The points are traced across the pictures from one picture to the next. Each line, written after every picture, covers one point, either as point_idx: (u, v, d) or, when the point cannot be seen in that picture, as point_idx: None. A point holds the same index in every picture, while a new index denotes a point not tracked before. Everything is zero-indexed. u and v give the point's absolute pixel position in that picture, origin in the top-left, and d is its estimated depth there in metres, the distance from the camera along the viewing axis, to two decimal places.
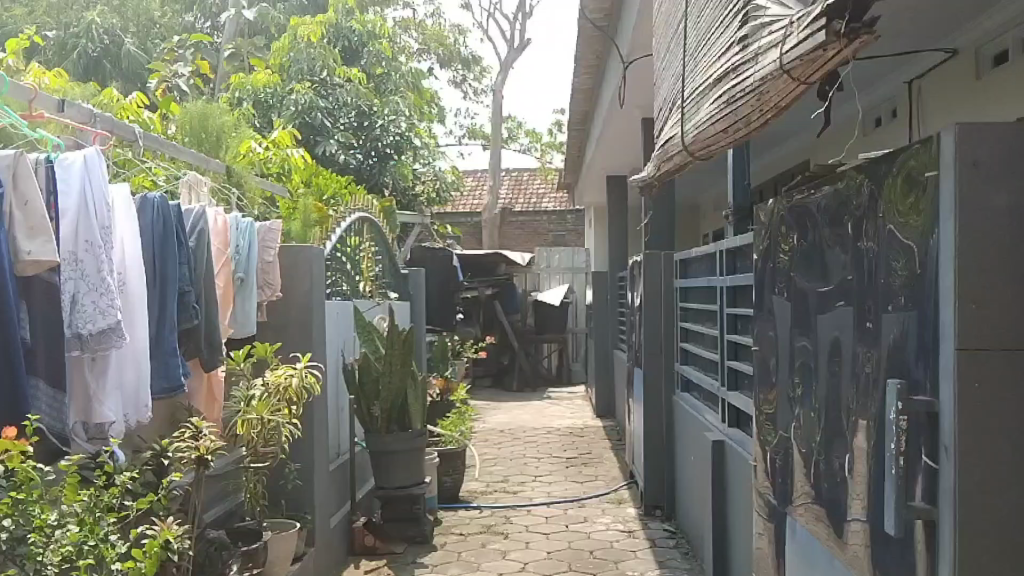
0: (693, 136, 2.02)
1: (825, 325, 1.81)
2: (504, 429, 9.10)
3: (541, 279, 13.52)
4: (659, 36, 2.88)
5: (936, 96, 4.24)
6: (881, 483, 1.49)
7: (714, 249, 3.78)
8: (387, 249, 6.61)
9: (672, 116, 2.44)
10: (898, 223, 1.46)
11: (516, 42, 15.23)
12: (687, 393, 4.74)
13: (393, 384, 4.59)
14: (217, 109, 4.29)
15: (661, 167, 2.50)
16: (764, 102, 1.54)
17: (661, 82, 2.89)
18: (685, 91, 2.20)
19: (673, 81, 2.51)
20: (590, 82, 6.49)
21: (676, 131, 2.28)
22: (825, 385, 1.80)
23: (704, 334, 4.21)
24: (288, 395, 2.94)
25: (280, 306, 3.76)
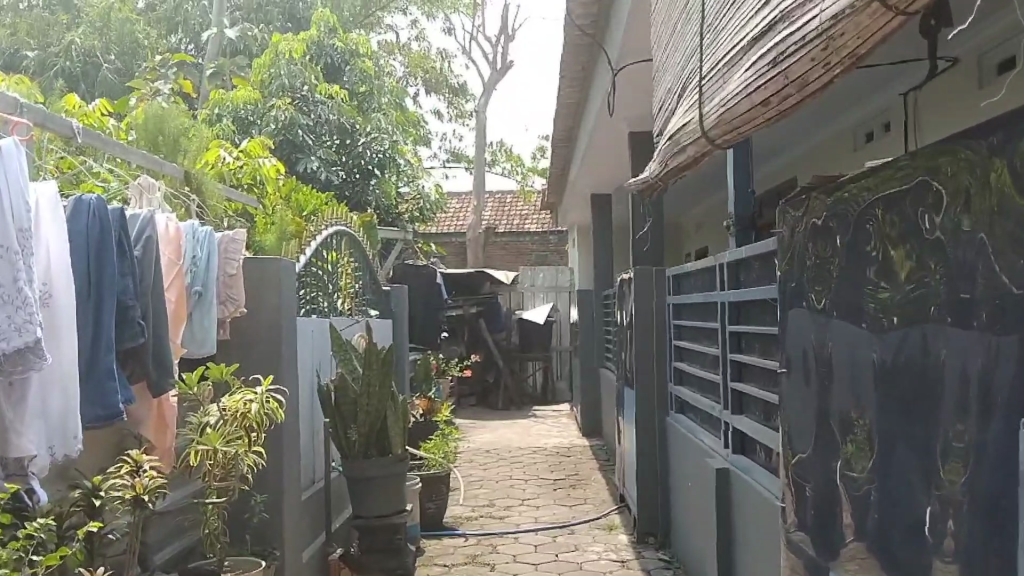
0: (717, 115, 1.72)
1: (898, 347, 1.54)
2: (490, 450, 8.81)
3: (525, 297, 13.29)
4: (664, 26, 2.61)
5: (936, 108, 4.00)
6: (998, 542, 1.21)
7: (713, 262, 3.51)
8: (367, 266, 6.31)
9: (685, 101, 2.15)
10: (1008, 219, 1.18)
11: (499, 65, 15.03)
12: (682, 415, 4.46)
13: (372, 409, 4.28)
14: (174, 112, 4.02)
15: (670, 162, 2.22)
16: (833, 53, 1.23)
17: (664, 73, 2.62)
18: (705, 70, 1.91)
19: (685, 63, 2.23)
20: (576, 97, 6.24)
21: (692, 115, 1.99)
22: (898, 419, 1.53)
23: (702, 356, 3.93)
24: (246, 422, 2.61)
25: (245, 323, 3.46)
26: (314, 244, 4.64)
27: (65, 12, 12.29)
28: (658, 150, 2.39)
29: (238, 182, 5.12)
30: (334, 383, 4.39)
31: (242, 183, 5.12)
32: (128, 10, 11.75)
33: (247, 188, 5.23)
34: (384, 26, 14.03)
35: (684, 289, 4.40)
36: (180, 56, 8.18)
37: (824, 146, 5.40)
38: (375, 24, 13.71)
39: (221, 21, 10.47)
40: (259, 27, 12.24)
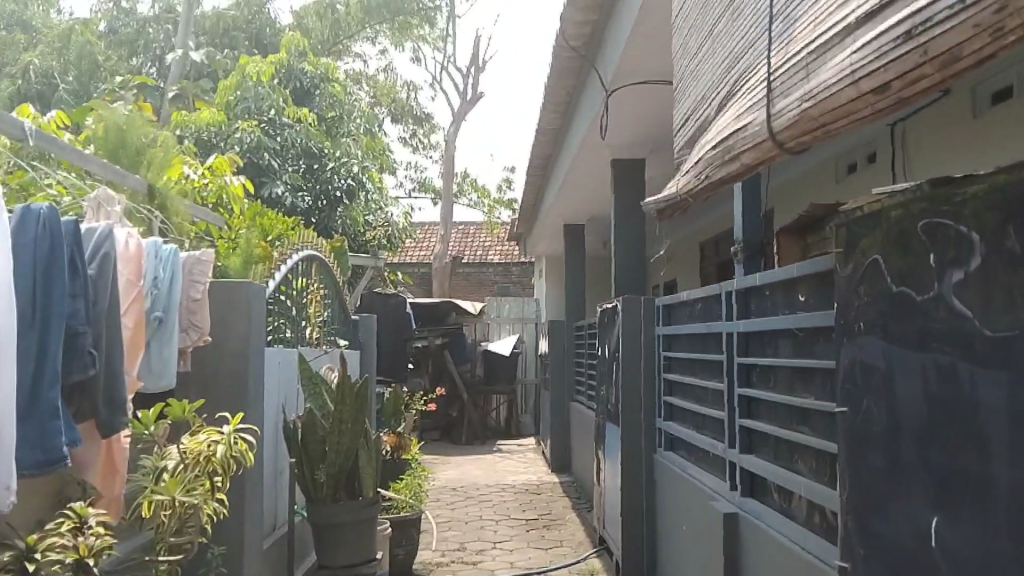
0: (808, 106, 1.53)
1: (1008, 391, 1.33)
2: (456, 486, 8.48)
3: (491, 328, 13.05)
4: (697, 37, 2.46)
5: (922, 140, 3.80)
6: None
7: (716, 291, 3.28)
8: (337, 294, 6.01)
9: (736, 106, 1.95)
10: None
11: (468, 95, 14.88)
12: (671, 454, 4.21)
13: (342, 448, 3.96)
14: (138, 120, 3.78)
15: (716, 174, 2.01)
16: (1014, 13, 1.05)
17: (697, 85, 2.45)
18: (773, 66, 1.73)
19: (737, 68, 2.05)
20: (556, 124, 6.05)
21: (748, 118, 1.80)
22: (1012, 476, 1.32)
23: (697, 391, 3.69)
24: (209, 466, 2.30)
25: (207, 351, 3.16)
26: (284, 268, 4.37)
27: (25, 35, 11.90)
28: (692, 161, 2.20)
29: (202, 201, 4.77)
30: (300, 417, 4.06)
31: (206, 202, 4.78)
32: (87, 29, 11.38)
33: (212, 207, 4.87)
34: (350, 54, 13.82)
35: (676, 320, 4.16)
36: (144, 76, 7.90)
37: (807, 176, 5.20)
38: (344, 53, 13.53)
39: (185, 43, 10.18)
40: (223, 52, 11.95)
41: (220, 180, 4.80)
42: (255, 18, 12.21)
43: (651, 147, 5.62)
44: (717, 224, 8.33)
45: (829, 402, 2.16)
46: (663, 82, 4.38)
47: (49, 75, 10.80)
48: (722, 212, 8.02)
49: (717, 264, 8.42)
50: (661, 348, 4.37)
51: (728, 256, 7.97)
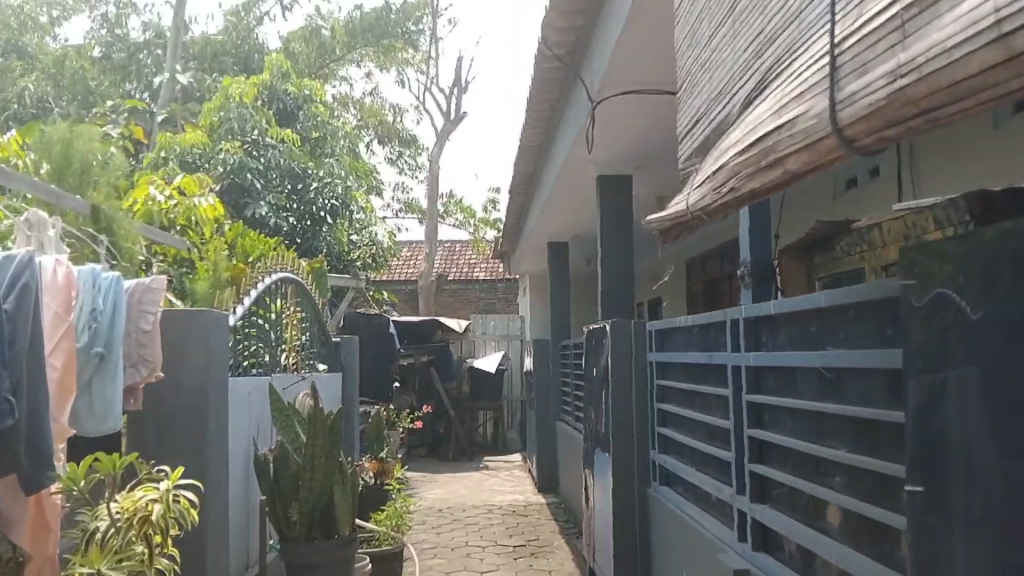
0: (910, 84, 1.10)
1: None
2: (442, 508, 8.00)
3: (477, 346, 12.76)
4: (719, 27, 2.12)
5: (931, 153, 3.59)
6: None
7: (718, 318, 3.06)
8: (316, 317, 5.75)
9: (779, 97, 1.56)
10: None
11: (452, 115, 14.66)
12: (667, 490, 3.97)
13: (316, 484, 3.66)
14: (88, 133, 3.55)
15: (752, 183, 1.61)
16: None
17: (719, 79, 2.10)
18: (835, 43, 1.35)
19: (780, 54, 1.67)
20: (539, 140, 5.81)
21: (790, 112, 1.44)
22: None
23: (695, 425, 3.46)
24: (142, 530, 2.02)
25: (159, 392, 2.89)
26: (255, 293, 4.11)
27: (17, 57, 11.64)
28: (710, 169, 1.85)
29: (169, 223, 4.42)
30: (270, 452, 3.73)
31: (173, 224, 4.43)
32: (75, 54, 11.14)
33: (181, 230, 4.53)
34: (337, 78, 13.62)
35: (671, 346, 3.92)
36: (135, 99, 7.60)
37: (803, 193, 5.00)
38: (332, 77, 13.35)
39: (174, 67, 9.81)
40: (214, 76, 11.69)
41: (190, 200, 4.44)
42: (244, 44, 11.99)
43: (639, 162, 5.37)
44: (705, 242, 8.14)
45: (862, 456, 1.94)
46: (654, 91, 4.12)
47: (44, 100, 10.48)
48: (710, 230, 7.82)
49: (704, 282, 8.23)
50: (656, 376, 4.14)
51: (717, 274, 7.77)
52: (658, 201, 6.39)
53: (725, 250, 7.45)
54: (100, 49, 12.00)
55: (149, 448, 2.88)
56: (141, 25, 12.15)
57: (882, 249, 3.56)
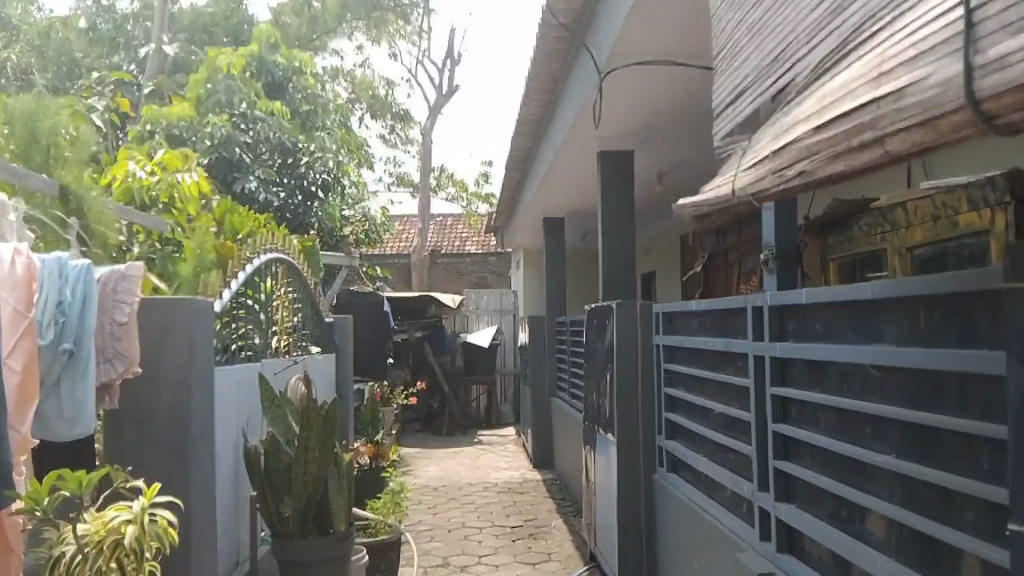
0: None
1: None
2: (438, 487, 7.78)
3: (470, 321, 12.53)
4: None
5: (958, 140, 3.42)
6: None
7: (734, 302, 2.81)
8: (308, 297, 5.49)
9: (871, 63, 1.28)
10: None
11: (445, 87, 14.32)
12: (674, 476, 3.63)
13: (308, 478, 3.41)
14: (53, 109, 3.28)
15: (823, 168, 1.33)
16: None
17: (773, 44, 1.84)
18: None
19: (868, 13, 1.40)
20: (540, 114, 5.52)
21: (897, 81, 1.16)
22: None
23: (702, 415, 3.24)
24: (115, 554, 1.83)
25: (135, 389, 2.68)
26: (241, 278, 3.84)
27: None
28: (767, 150, 1.57)
29: (149, 202, 4.10)
30: (261, 444, 3.50)
31: (154, 204, 4.12)
32: (57, 23, 10.73)
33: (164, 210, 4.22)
34: (328, 50, 13.26)
35: (677, 330, 3.62)
36: (121, 72, 7.25)
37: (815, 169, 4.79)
38: (321, 49, 13.01)
39: (161, 36, 9.43)
40: (200, 48, 11.35)
41: (172, 177, 4.11)
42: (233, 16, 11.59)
43: (643, 137, 5.11)
44: None
45: (920, 467, 1.75)
46: (666, 64, 3.81)
47: (27, 71, 10.10)
48: None
49: (701, 257, 8.02)
50: (662, 360, 3.81)
51: (714, 250, 7.57)
52: (659, 176, 6.15)
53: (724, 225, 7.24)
54: (85, 19, 11.57)
55: (128, 450, 2.68)
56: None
57: (904, 231, 3.41)
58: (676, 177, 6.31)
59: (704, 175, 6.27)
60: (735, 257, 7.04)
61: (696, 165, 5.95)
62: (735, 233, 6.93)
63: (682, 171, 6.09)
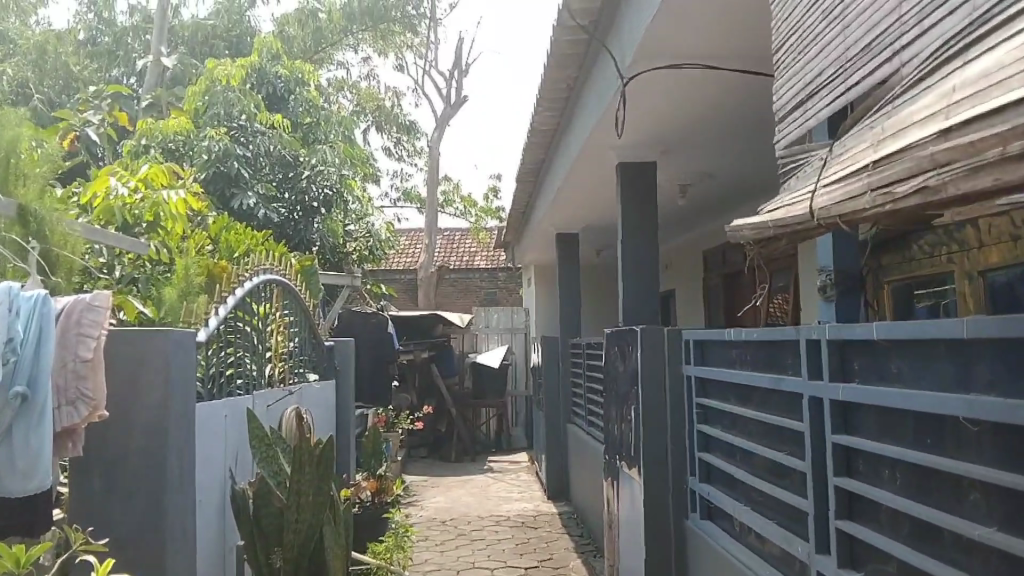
0: None
1: None
2: (446, 520, 7.47)
3: (479, 340, 12.21)
4: None
5: None
6: None
7: (785, 333, 2.52)
8: (305, 321, 5.21)
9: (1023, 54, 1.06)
10: None
11: (453, 98, 14.06)
12: (709, 524, 3.37)
13: (303, 527, 3.13)
14: (17, 121, 3.02)
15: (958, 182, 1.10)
16: None
17: (863, 34, 1.63)
18: None
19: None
20: (554, 124, 5.22)
21: None
22: None
23: (746, 455, 2.95)
24: None
25: (103, 434, 2.49)
26: (229, 302, 3.55)
27: None
28: (868, 163, 1.35)
29: (133, 222, 3.80)
30: (249, 487, 3.21)
31: (138, 224, 3.82)
32: (51, 37, 10.54)
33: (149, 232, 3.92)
34: (332, 63, 13.05)
35: (714, 361, 3.31)
36: (116, 85, 6.99)
37: None
38: (326, 61, 12.77)
39: (159, 49, 9.20)
40: (201, 61, 11.12)
41: (158, 195, 3.82)
42: (235, 27, 11.39)
43: (666, 146, 4.83)
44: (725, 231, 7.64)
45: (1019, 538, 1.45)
46: (697, 67, 3.50)
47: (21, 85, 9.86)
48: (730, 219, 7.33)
49: (723, 273, 7.76)
50: (695, 394, 3.51)
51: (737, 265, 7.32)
52: (682, 190, 5.88)
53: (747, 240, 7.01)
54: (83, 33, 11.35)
55: (97, 501, 2.49)
56: (126, 7, 11.50)
57: (978, 252, 3.16)
58: (701, 189, 6.03)
59: (731, 186, 5.99)
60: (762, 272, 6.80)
61: (722, 176, 5.67)
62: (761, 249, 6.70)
63: (706, 183, 5.82)
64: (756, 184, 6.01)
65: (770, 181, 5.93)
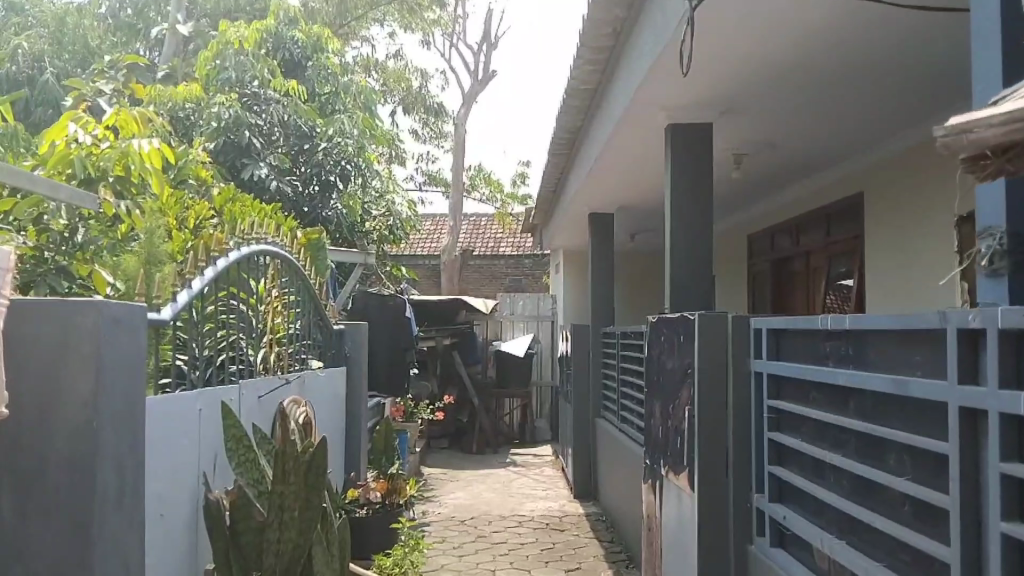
0: None
1: None
2: (465, 518, 6.99)
3: (504, 327, 11.72)
4: None
5: None
6: None
7: (924, 314, 1.82)
8: (309, 295, 4.67)
9: None
10: None
11: (480, 75, 13.50)
12: (780, 553, 2.79)
13: (287, 547, 2.83)
14: None
15: None
16: None
17: None
18: None
19: None
20: (594, 81, 4.65)
21: None
22: None
23: (837, 471, 2.37)
24: None
25: (21, 444, 2.23)
26: (195, 287, 3.11)
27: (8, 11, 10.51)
28: None
29: (97, 175, 3.59)
30: (224, 496, 2.93)
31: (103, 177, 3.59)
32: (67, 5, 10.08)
33: (119, 191, 3.74)
34: (359, 39, 12.53)
35: (796, 356, 2.73)
36: (133, 57, 6.35)
37: None
38: (350, 35, 12.22)
39: (177, 16, 8.62)
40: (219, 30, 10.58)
41: (124, 144, 3.60)
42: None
43: (726, 106, 4.28)
44: (771, 213, 7.07)
45: None
46: None
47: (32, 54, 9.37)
48: (779, 198, 6.74)
49: (772, 260, 7.28)
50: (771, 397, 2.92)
51: (787, 252, 6.86)
52: (735, 160, 5.31)
53: (800, 224, 6.61)
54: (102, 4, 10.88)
55: (7, 525, 2.22)
56: None
57: None
58: (756, 159, 5.46)
59: (792, 157, 5.41)
60: (818, 259, 6.35)
61: (779, 145, 5.10)
62: (820, 233, 6.25)
63: (765, 153, 5.27)
64: (817, 156, 5.41)
65: (835, 153, 5.33)
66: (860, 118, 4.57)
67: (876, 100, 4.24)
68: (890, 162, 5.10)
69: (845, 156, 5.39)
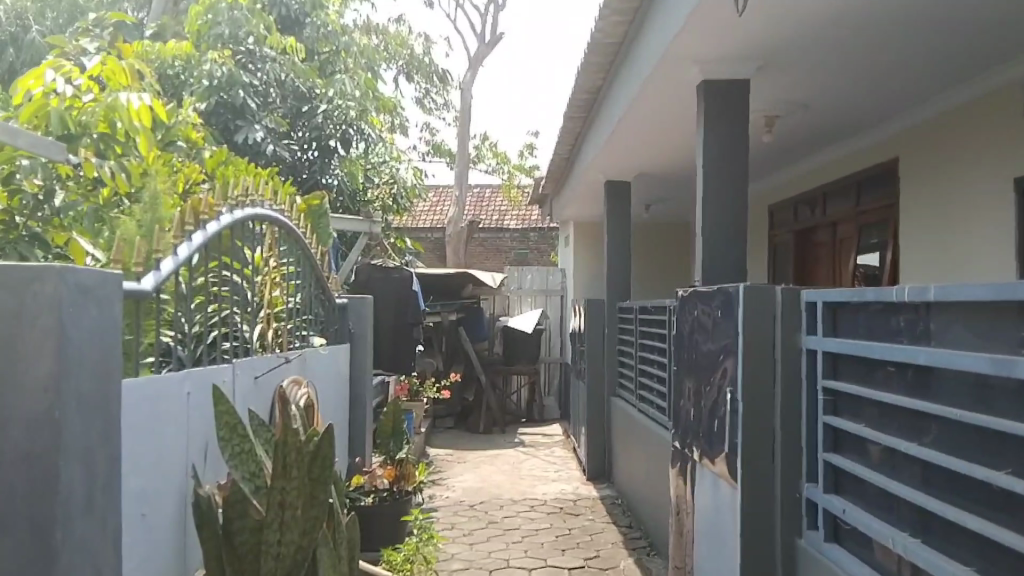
0: None
1: None
2: (474, 503, 6.66)
3: (511, 302, 11.36)
4: None
5: None
6: None
7: None
8: (309, 264, 4.30)
9: None
10: None
11: (487, 38, 13.00)
12: (837, 550, 2.39)
13: (289, 550, 2.51)
14: None
15: None
16: None
17: None
18: None
19: None
20: (619, 33, 4.23)
21: None
22: None
23: (911, 464, 1.97)
24: None
25: None
26: (178, 253, 2.70)
27: None
28: None
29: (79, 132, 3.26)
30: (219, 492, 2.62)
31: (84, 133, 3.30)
32: None
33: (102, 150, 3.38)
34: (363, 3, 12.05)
35: (857, 331, 2.30)
36: (119, 16, 5.91)
37: None
38: None
39: None
40: None
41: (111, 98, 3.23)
42: None
43: (765, 60, 3.85)
44: (796, 180, 6.67)
45: None
46: None
47: None
48: (808, 163, 6.34)
49: (794, 231, 6.88)
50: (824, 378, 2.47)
51: (810, 222, 6.47)
52: (766, 125, 4.92)
53: (828, 191, 6.19)
54: None
55: None
56: None
57: None
58: (790, 122, 5.05)
59: (830, 119, 5.00)
60: (847, 230, 5.97)
61: (818, 106, 4.69)
62: (848, 201, 5.85)
63: (799, 115, 4.87)
64: (856, 118, 5.00)
65: (876, 115, 4.92)
66: (910, 76, 4.15)
67: (932, 56, 3.82)
68: (930, 125, 4.69)
69: (884, 117, 4.97)
